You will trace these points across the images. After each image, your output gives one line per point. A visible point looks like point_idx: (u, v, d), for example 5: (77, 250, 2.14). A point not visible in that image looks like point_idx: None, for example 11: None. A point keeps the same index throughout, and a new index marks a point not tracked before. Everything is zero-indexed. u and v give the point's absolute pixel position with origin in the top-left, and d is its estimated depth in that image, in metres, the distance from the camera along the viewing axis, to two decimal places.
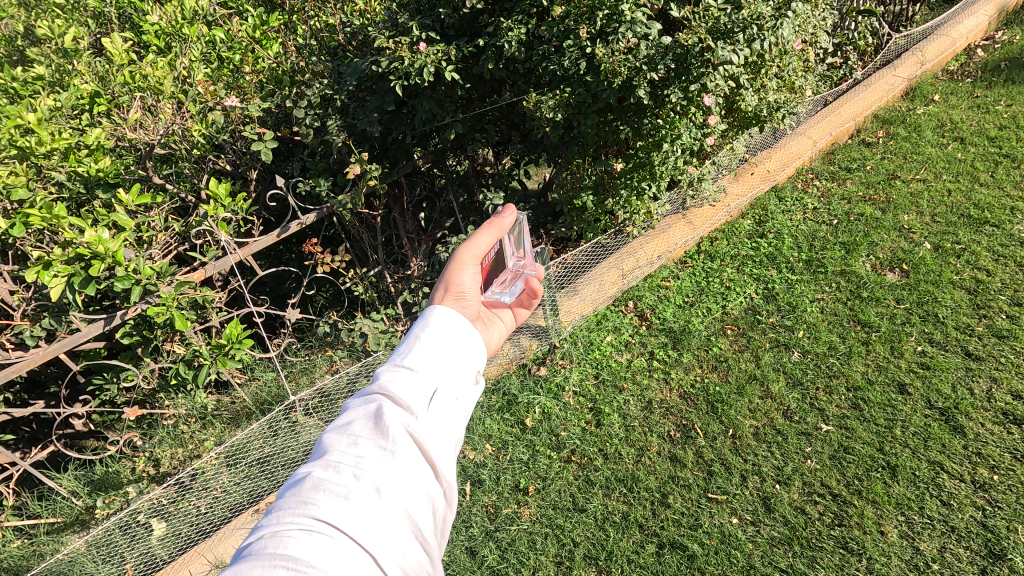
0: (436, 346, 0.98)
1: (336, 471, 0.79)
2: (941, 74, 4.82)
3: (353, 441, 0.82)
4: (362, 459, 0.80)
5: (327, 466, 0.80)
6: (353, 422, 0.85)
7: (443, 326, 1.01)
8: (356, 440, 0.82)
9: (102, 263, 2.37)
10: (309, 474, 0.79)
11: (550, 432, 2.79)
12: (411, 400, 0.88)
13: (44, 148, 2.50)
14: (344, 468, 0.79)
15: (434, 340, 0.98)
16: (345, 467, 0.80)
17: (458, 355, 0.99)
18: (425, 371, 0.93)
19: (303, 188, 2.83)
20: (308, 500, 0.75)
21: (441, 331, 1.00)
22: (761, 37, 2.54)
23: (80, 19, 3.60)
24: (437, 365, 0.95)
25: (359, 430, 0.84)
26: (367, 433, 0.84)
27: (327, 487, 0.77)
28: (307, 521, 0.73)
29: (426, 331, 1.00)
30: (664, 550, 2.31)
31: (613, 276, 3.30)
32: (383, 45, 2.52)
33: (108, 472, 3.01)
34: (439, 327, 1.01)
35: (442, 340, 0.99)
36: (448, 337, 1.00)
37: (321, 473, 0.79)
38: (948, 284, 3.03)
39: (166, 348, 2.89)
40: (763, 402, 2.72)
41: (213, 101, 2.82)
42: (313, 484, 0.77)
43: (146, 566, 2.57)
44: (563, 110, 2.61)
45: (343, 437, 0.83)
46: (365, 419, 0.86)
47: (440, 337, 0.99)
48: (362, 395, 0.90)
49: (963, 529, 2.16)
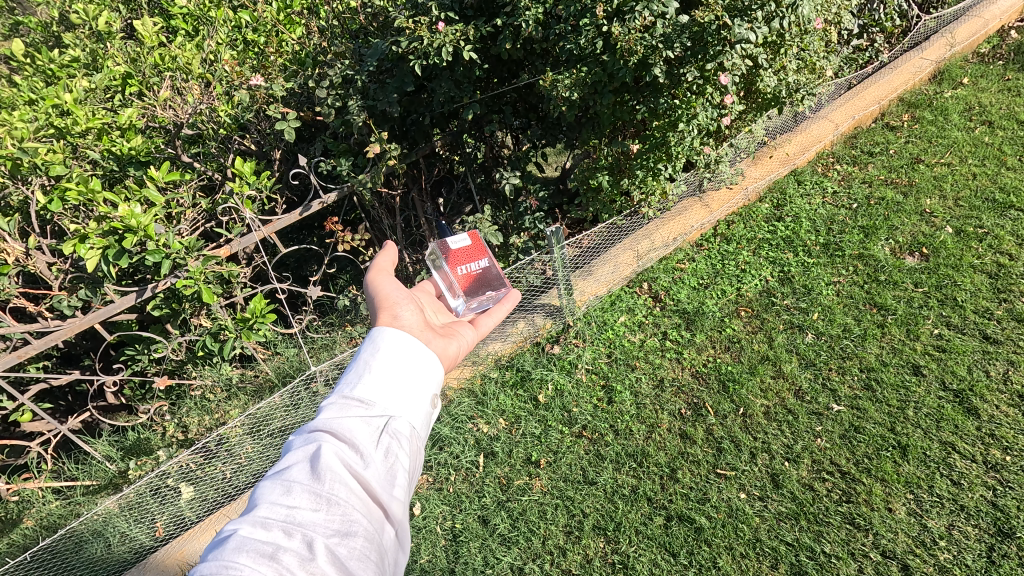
0: (381, 376, 1.04)
1: (266, 527, 0.81)
2: (971, 56, 4.69)
3: (288, 489, 0.85)
4: (295, 509, 0.83)
5: (257, 522, 0.81)
6: (290, 469, 0.89)
7: (391, 350, 1.09)
8: (290, 489, 0.85)
9: (135, 237, 2.45)
10: (234, 533, 0.80)
11: (562, 408, 2.83)
12: (355, 442, 0.94)
13: (79, 127, 2.68)
14: (274, 522, 0.81)
15: (379, 370, 1.05)
16: (276, 522, 0.81)
17: (407, 382, 1.06)
18: (369, 406, 0.99)
19: (324, 168, 2.89)
20: (229, 562, 0.75)
21: (389, 357, 1.07)
22: (779, 15, 2.57)
23: (112, 5, 3.75)
24: (382, 398, 1.01)
25: (296, 476, 0.87)
26: (303, 483, 0.86)
27: (253, 545, 0.78)
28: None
29: (375, 358, 1.07)
30: (672, 523, 2.36)
31: (627, 258, 3.34)
32: (402, 25, 2.56)
33: (140, 439, 3.15)
34: (389, 353, 1.08)
35: (390, 370, 1.06)
36: (396, 364, 1.07)
37: (248, 530, 0.80)
38: (969, 268, 3.00)
39: (194, 321, 2.99)
40: (775, 381, 2.74)
41: (238, 82, 2.91)
42: (239, 543, 0.78)
43: (177, 525, 2.72)
44: (579, 89, 2.63)
45: (277, 486, 0.86)
46: (303, 464, 0.89)
47: (387, 364, 1.06)
48: (304, 436, 0.94)
49: (972, 508, 2.18)
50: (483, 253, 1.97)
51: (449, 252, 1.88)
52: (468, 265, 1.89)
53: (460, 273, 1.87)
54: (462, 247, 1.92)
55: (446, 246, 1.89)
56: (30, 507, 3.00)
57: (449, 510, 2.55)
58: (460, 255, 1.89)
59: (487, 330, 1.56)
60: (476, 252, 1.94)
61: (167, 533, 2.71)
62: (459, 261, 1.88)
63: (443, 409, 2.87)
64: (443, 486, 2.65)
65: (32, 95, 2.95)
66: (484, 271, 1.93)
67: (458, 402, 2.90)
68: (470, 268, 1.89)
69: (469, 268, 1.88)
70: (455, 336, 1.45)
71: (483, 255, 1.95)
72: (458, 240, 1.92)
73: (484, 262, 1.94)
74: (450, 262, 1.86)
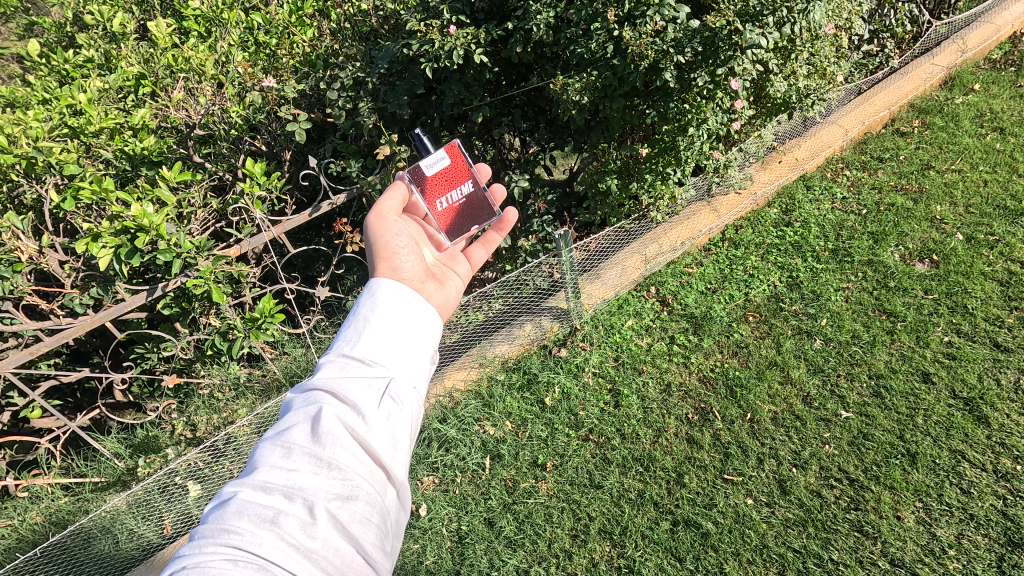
0: (381, 335, 1.03)
1: (267, 491, 0.81)
2: (983, 62, 4.67)
3: (288, 453, 0.85)
4: (296, 473, 0.83)
5: (259, 485, 0.82)
6: (290, 431, 0.88)
7: (391, 309, 1.06)
8: (291, 452, 0.85)
9: (147, 236, 2.47)
10: (236, 496, 0.80)
11: (568, 412, 2.83)
12: (355, 402, 0.92)
13: (93, 127, 2.69)
14: (275, 485, 0.82)
15: (378, 328, 1.03)
16: (277, 485, 0.82)
17: (408, 342, 1.04)
18: (370, 366, 0.98)
19: (334, 169, 2.91)
20: (231, 527, 0.76)
21: (389, 317, 1.05)
22: (790, 20, 2.54)
23: (125, 6, 3.79)
24: (383, 358, 1.00)
25: (296, 439, 0.87)
26: (302, 447, 0.86)
27: (255, 509, 0.78)
28: (232, 550, 0.74)
29: (375, 317, 1.05)
30: (678, 527, 2.36)
31: (635, 261, 3.33)
32: (414, 28, 2.58)
33: (148, 437, 3.17)
34: (390, 312, 1.06)
35: (390, 329, 1.04)
36: (397, 323, 1.05)
37: (249, 493, 0.80)
38: (980, 275, 2.98)
39: (203, 320, 3.00)
40: (783, 387, 2.73)
41: (251, 83, 2.93)
42: (240, 507, 0.79)
43: (185, 522, 2.75)
44: (588, 93, 2.68)
45: (278, 449, 0.86)
46: (303, 426, 0.89)
47: (387, 323, 1.04)
48: (304, 397, 0.93)
49: (982, 517, 2.18)
50: (466, 173, 1.87)
51: (428, 180, 1.75)
52: (449, 193, 1.80)
53: (440, 205, 1.78)
54: (441, 171, 1.79)
55: (422, 173, 1.74)
56: (39, 503, 3.02)
57: (454, 511, 2.55)
58: (439, 184, 1.78)
59: (480, 262, 1.62)
60: (459, 176, 1.84)
61: (175, 530, 2.74)
62: (439, 190, 1.77)
63: (450, 411, 2.86)
64: (449, 487, 2.65)
65: (47, 95, 2.99)
66: (466, 197, 1.86)
67: (465, 403, 2.90)
68: (451, 197, 1.80)
69: (448, 194, 1.80)
70: (450, 277, 1.51)
71: (464, 178, 1.86)
72: (437, 163, 1.78)
73: (466, 186, 1.87)
74: (428, 193, 1.75)
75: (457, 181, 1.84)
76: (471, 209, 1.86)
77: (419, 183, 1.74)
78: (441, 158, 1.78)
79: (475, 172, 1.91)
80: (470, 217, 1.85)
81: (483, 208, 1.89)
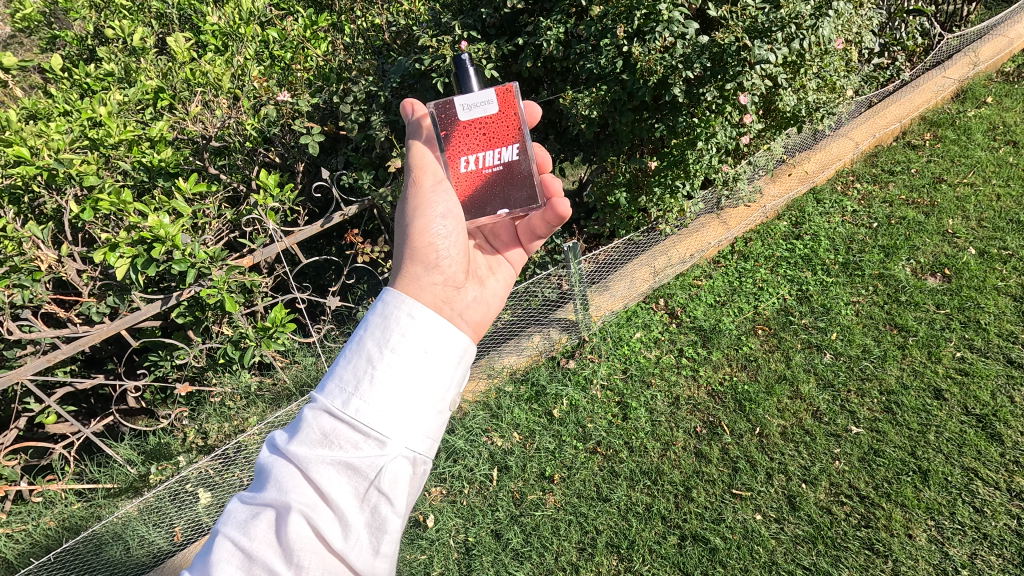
0: (380, 403, 0.96)
1: None
2: (996, 75, 4.66)
3: (253, 560, 0.85)
4: None
5: None
6: (260, 531, 0.88)
7: (395, 369, 0.98)
8: (255, 560, 0.85)
9: (163, 247, 2.52)
10: None
11: (576, 424, 2.83)
12: (336, 501, 0.89)
13: (112, 140, 2.73)
14: None
15: (378, 387, 0.96)
16: None
17: (411, 411, 0.98)
18: (360, 446, 0.93)
19: (347, 180, 2.96)
20: None
21: (391, 380, 0.97)
22: (800, 36, 2.55)
23: (145, 20, 3.88)
24: (377, 435, 0.94)
25: (264, 544, 0.86)
26: (268, 555, 0.86)
27: None
28: None
29: (377, 377, 0.97)
30: (686, 542, 2.35)
31: (643, 274, 3.32)
32: (426, 44, 2.63)
33: (161, 444, 3.21)
34: (393, 376, 0.98)
35: (392, 397, 0.97)
36: (400, 386, 0.98)
37: None
38: (993, 290, 2.96)
39: (215, 329, 3.03)
40: (792, 402, 2.71)
41: (266, 97, 2.99)
42: None
43: (194, 531, 2.75)
44: (599, 108, 2.67)
45: (242, 552, 0.86)
46: (274, 525, 0.88)
47: (389, 387, 0.97)
48: (281, 483, 0.91)
49: (996, 537, 2.16)
50: (514, 134, 1.58)
51: (459, 127, 1.51)
52: (482, 155, 1.56)
53: (467, 164, 1.55)
54: (482, 123, 1.52)
55: (453, 116, 1.49)
56: (53, 508, 3.06)
57: (462, 523, 2.55)
58: (473, 134, 1.53)
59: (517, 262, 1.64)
60: (505, 132, 1.57)
61: (185, 538, 2.74)
62: (469, 146, 1.54)
63: (458, 422, 2.86)
64: (457, 498, 2.64)
65: (68, 107, 3.06)
66: (504, 164, 1.60)
67: (473, 415, 2.91)
68: (484, 159, 1.56)
69: (483, 154, 1.56)
70: (499, 265, 1.59)
71: (509, 140, 1.58)
72: (478, 108, 1.50)
73: (508, 152, 1.59)
74: (457, 146, 1.52)
75: (497, 140, 1.57)
76: (508, 180, 1.62)
77: (446, 128, 1.49)
78: (484, 106, 1.50)
79: (526, 126, 1.61)
80: (509, 186, 1.63)
81: (524, 181, 1.64)
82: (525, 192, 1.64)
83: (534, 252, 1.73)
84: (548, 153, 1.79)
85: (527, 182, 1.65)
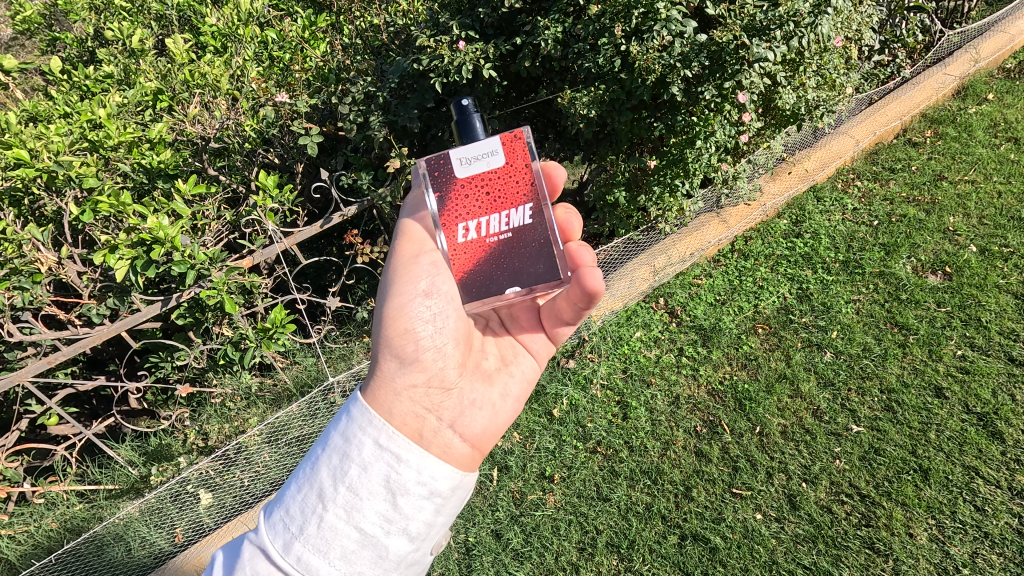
0: (322, 552, 1.05)
1: None
2: (997, 72, 4.64)
3: None
4: None
5: None
6: None
7: (345, 515, 1.08)
8: None
9: (162, 248, 2.52)
10: None
11: (576, 423, 2.82)
12: None
13: (112, 141, 2.73)
14: None
15: (322, 534, 1.06)
16: None
17: (354, 559, 1.07)
18: None
19: (345, 181, 2.96)
20: None
21: (337, 528, 1.07)
22: (798, 34, 2.54)
23: (144, 21, 3.88)
24: None
25: None
26: None
27: None
28: None
29: (325, 523, 1.07)
30: (686, 542, 2.36)
31: (643, 273, 3.31)
32: (424, 44, 2.62)
33: (162, 445, 3.22)
34: (339, 524, 1.07)
35: (337, 547, 1.06)
36: (347, 534, 1.07)
37: None
38: (994, 288, 2.95)
39: (215, 330, 3.03)
40: (792, 401, 2.71)
41: (264, 98, 2.98)
42: None
43: (195, 532, 2.72)
44: (597, 107, 2.69)
45: None
46: None
47: (335, 535, 1.06)
48: None
49: (997, 536, 2.15)
50: (524, 195, 1.46)
51: (456, 187, 1.43)
52: (487, 220, 1.44)
53: (470, 230, 1.45)
54: (484, 181, 1.43)
55: (450, 175, 1.43)
56: (55, 509, 3.07)
57: (462, 523, 2.55)
58: (475, 195, 1.44)
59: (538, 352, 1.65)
60: (513, 191, 1.45)
61: (186, 539, 2.70)
62: (470, 210, 1.44)
63: None
64: None
65: (68, 110, 3.06)
66: (514, 230, 1.46)
67: None
68: (489, 224, 1.45)
69: (488, 218, 1.44)
70: (521, 358, 1.62)
71: (518, 201, 1.45)
72: (478, 163, 1.43)
73: (518, 215, 1.46)
74: (456, 209, 1.44)
75: (504, 201, 1.45)
76: (518, 246, 1.47)
77: (444, 188, 1.44)
78: (486, 162, 1.43)
79: (540, 184, 1.48)
80: (518, 256, 1.48)
81: (537, 249, 1.49)
82: (537, 263, 1.49)
83: (560, 336, 1.68)
84: (576, 222, 1.67)
85: (542, 250, 1.50)
